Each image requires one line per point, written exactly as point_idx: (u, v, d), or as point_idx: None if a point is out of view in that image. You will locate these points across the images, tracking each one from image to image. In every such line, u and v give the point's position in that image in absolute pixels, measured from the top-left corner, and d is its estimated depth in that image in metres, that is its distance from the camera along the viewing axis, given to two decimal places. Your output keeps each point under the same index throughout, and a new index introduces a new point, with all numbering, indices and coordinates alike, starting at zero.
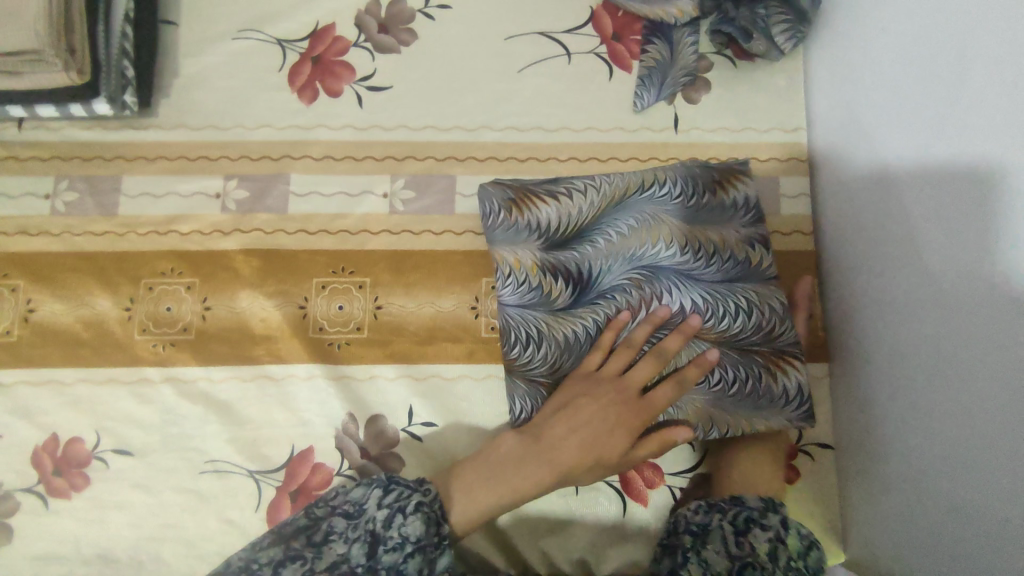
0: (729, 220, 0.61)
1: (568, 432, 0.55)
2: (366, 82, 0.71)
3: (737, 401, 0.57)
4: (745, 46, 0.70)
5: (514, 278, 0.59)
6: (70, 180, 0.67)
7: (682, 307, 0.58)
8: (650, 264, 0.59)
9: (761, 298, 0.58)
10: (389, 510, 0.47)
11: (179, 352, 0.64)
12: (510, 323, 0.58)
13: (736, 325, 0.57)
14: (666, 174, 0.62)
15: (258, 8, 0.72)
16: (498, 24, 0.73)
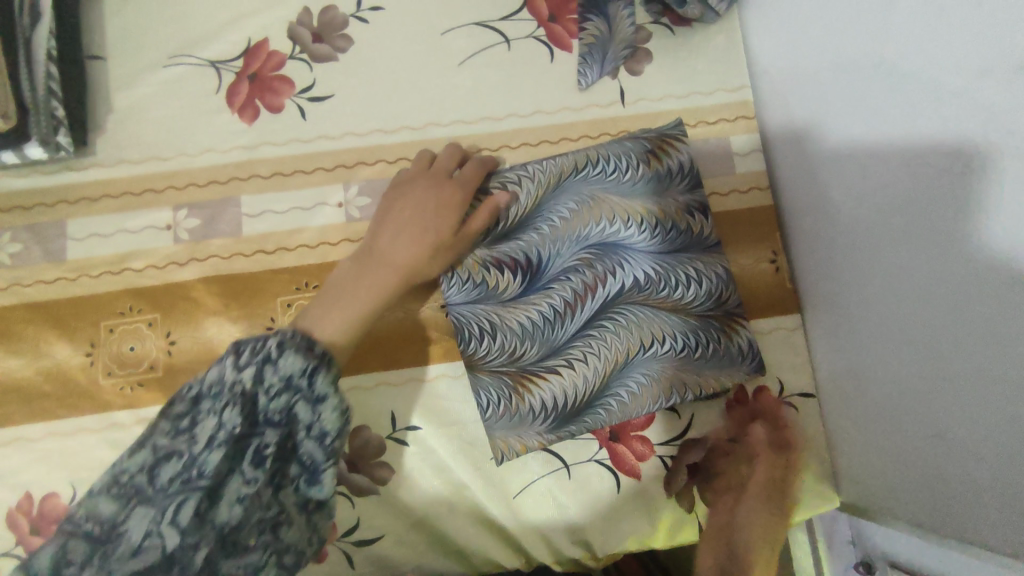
0: (671, 190, 0.62)
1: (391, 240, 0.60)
2: (306, 93, 0.69)
3: (703, 363, 0.60)
4: (680, 11, 0.69)
5: (458, 277, 0.60)
6: (13, 231, 0.65)
7: (632, 282, 0.60)
8: (597, 244, 0.61)
9: (706, 267, 0.61)
10: (256, 363, 0.46)
11: (149, 390, 0.62)
12: (460, 321, 0.59)
13: (689, 294, 0.60)
14: (598, 153, 0.62)
15: (186, 32, 0.70)
16: (433, 20, 0.72)
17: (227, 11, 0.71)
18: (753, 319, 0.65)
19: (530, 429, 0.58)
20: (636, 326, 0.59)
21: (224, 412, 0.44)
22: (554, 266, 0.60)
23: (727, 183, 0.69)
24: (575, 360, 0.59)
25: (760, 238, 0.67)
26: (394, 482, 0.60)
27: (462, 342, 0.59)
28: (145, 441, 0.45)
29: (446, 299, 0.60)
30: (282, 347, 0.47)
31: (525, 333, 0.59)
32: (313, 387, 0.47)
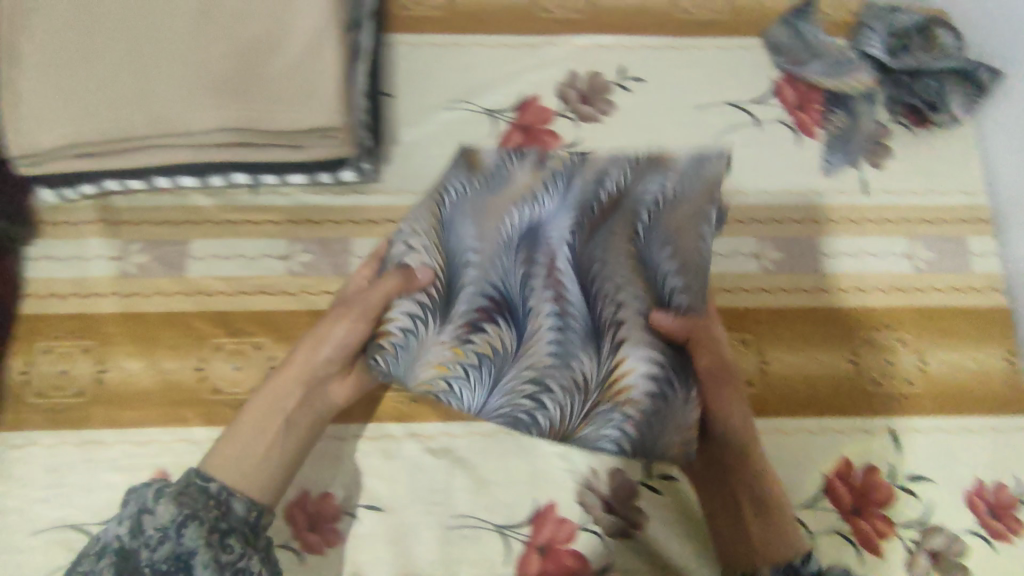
0: (510, 175, 0.61)
1: (306, 351, 0.60)
2: (572, 149, 0.75)
3: (673, 211, 0.57)
4: (931, 117, 0.77)
5: (463, 375, 0.55)
6: (303, 243, 0.71)
7: (564, 232, 0.58)
8: (456, 278, 0.57)
9: (605, 170, 0.59)
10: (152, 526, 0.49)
11: (421, 406, 0.68)
12: (510, 416, 0.55)
13: (611, 185, 0.59)
14: (450, 180, 0.61)
15: (466, 80, 0.77)
16: (689, 95, 0.77)
17: (504, 66, 0.77)
18: (995, 416, 0.68)
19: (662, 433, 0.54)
20: (603, 244, 0.58)
21: (159, 515, 0.49)
22: (471, 292, 0.57)
23: (964, 282, 0.72)
24: (615, 313, 0.56)
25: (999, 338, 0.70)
26: (645, 527, 0.64)
27: (521, 422, 0.54)
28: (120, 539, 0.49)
29: (473, 410, 0.55)
30: (173, 489, 0.51)
31: (564, 353, 0.55)
32: (184, 543, 0.49)
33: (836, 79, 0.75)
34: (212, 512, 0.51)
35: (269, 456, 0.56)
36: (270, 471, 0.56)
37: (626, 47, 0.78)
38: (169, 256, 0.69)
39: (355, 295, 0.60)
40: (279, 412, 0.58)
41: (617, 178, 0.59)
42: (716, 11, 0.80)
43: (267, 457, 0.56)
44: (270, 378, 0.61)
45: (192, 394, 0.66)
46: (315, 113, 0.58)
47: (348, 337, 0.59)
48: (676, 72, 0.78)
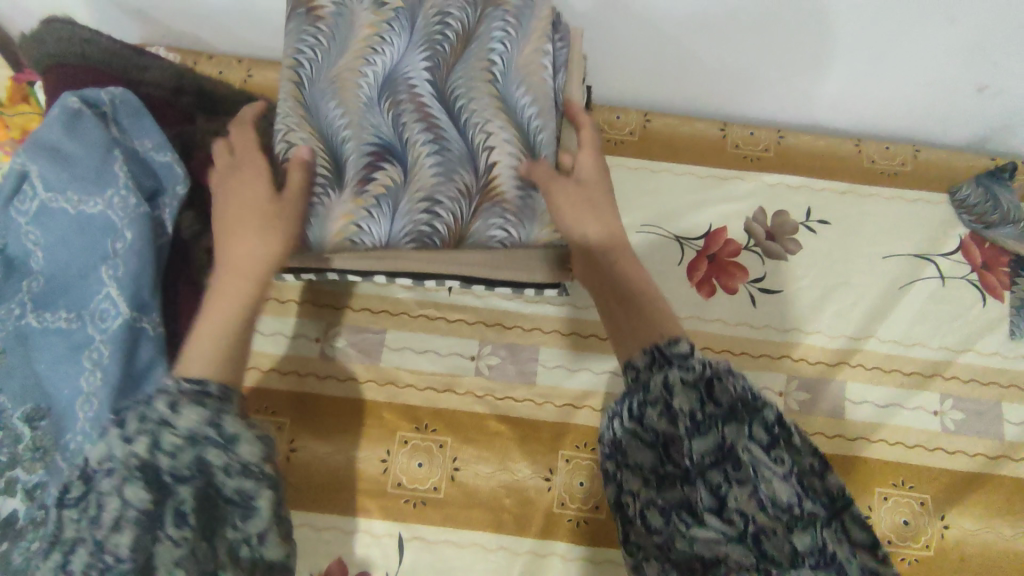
0: (351, 25, 0.64)
1: (229, 237, 0.57)
2: (758, 283, 0.76)
3: (459, 62, 0.63)
4: None
5: (379, 209, 0.59)
6: (493, 345, 0.73)
7: (422, 77, 0.63)
8: (340, 145, 0.62)
9: (428, 35, 0.63)
10: (153, 422, 0.44)
11: (593, 530, 0.66)
12: (414, 237, 0.60)
13: (444, 23, 0.63)
14: (296, 44, 0.64)
15: (656, 205, 0.80)
16: (873, 242, 0.79)
17: (694, 195, 0.80)
18: None
19: (528, 231, 0.61)
20: (437, 86, 0.62)
21: (94, 454, 0.43)
22: (360, 144, 0.61)
23: None
24: (487, 154, 0.61)
25: None
26: None
27: (426, 241, 0.60)
28: (88, 460, 0.44)
29: (380, 242, 0.60)
30: (186, 387, 0.46)
31: (445, 172, 0.59)
32: (221, 433, 0.45)
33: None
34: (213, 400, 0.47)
35: (233, 332, 0.53)
36: (223, 349, 0.51)
37: (812, 189, 0.81)
38: (367, 344, 0.72)
39: (239, 217, 0.57)
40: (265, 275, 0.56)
41: (506, 63, 0.63)
42: (903, 163, 0.83)
43: (232, 329, 0.53)
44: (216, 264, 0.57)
45: (375, 484, 0.67)
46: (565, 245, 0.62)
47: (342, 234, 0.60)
48: (861, 220, 0.80)
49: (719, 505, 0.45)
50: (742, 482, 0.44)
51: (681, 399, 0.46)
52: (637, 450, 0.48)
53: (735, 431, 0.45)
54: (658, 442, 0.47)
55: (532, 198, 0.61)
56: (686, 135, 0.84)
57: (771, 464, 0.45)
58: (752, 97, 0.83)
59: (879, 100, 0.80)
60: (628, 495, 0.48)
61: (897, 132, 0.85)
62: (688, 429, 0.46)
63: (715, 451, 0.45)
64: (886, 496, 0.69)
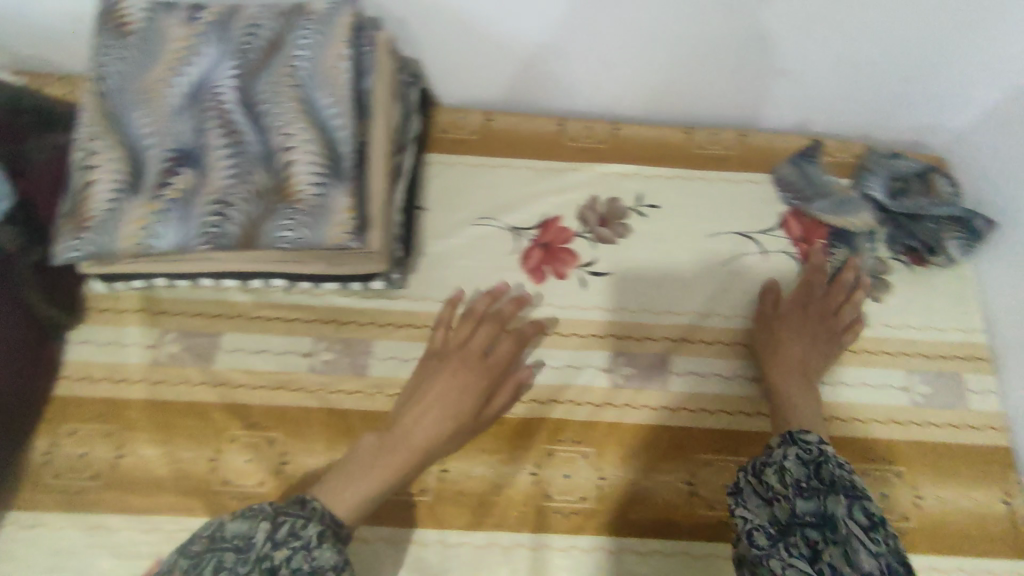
0: (161, 40, 0.66)
1: (421, 415, 0.68)
2: (588, 267, 0.79)
3: (265, 68, 0.65)
4: (929, 257, 0.81)
5: (172, 212, 0.59)
6: (327, 341, 0.74)
7: (228, 86, 0.64)
8: (142, 154, 0.62)
9: (236, 46, 0.65)
10: (298, 541, 0.57)
11: (420, 512, 0.69)
12: (202, 239, 0.57)
13: (251, 37, 0.66)
14: (103, 58, 0.65)
15: (492, 199, 0.83)
16: (699, 222, 0.83)
17: (530, 187, 0.83)
18: (982, 558, 0.70)
19: (324, 227, 0.59)
20: (242, 93, 0.64)
21: (242, 527, 0.57)
22: (161, 151, 0.62)
23: (961, 417, 0.75)
24: (286, 153, 0.61)
25: (998, 481, 0.73)
26: None
27: (218, 241, 0.57)
28: (223, 527, 0.57)
29: (172, 246, 0.58)
30: (304, 511, 0.60)
31: (240, 173, 0.59)
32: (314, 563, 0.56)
33: (839, 217, 0.81)
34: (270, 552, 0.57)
35: (377, 467, 0.65)
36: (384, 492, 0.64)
37: (643, 176, 0.85)
38: (201, 348, 0.74)
39: (439, 396, 0.69)
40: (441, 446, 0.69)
41: (310, 66, 0.64)
42: (729, 148, 0.87)
43: (352, 493, 0.63)
44: (388, 437, 0.67)
45: (203, 484, 0.68)
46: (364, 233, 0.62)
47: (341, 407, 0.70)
48: (689, 202, 0.84)
49: (814, 554, 0.57)
50: (834, 540, 0.56)
51: (794, 466, 0.61)
52: (758, 502, 0.63)
53: (836, 503, 0.58)
54: (773, 499, 0.62)
55: (331, 190, 0.60)
56: (525, 130, 0.87)
57: (868, 538, 0.55)
58: (585, 90, 0.87)
59: (697, 88, 0.86)
60: (742, 515, 0.62)
61: (725, 119, 0.90)
62: (795, 490, 0.60)
63: (817, 513, 0.58)
64: (706, 462, 0.72)
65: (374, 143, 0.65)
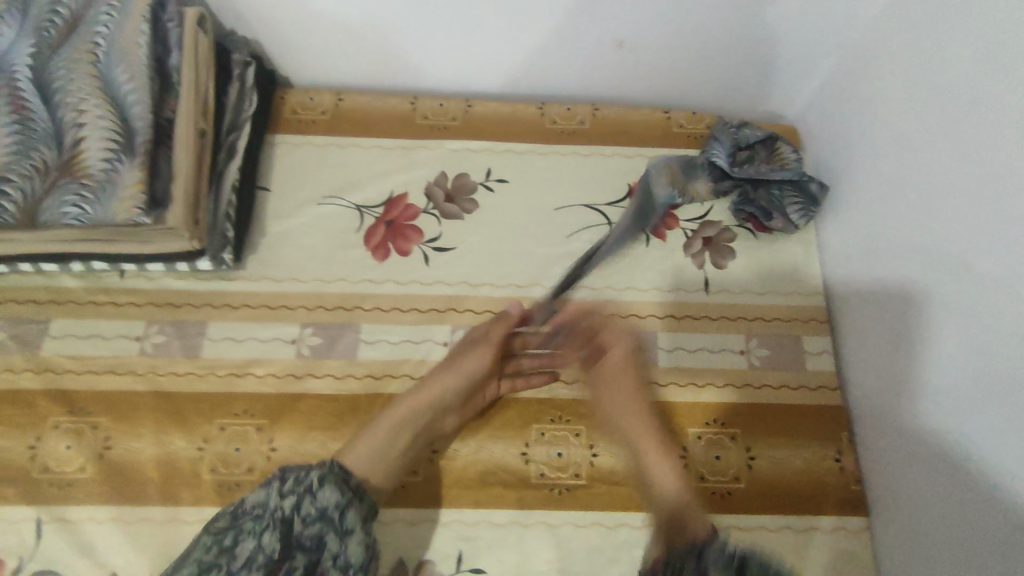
0: None
1: (437, 385, 0.69)
2: (432, 243, 0.79)
3: (62, 44, 0.63)
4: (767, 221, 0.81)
5: None
6: (160, 325, 0.74)
7: (21, 61, 0.61)
8: None
9: (34, 22, 0.63)
10: (302, 487, 0.59)
11: (243, 492, 0.67)
12: None
13: (50, 12, 0.63)
14: None
15: (338, 179, 0.82)
16: (547, 196, 0.83)
17: (377, 165, 0.83)
18: (811, 513, 0.71)
19: (110, 203, 0.59)
20: (36, 69, 0.62)
21: (326, 496, 0.59)
22: None
23: (798, 378, 0.76)
24: (75, 129, 0.60)
25: (830, 439, 0.74)
26: None
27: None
28: (244, 503, 0.59)
29: None
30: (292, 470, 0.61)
31: (22, 149, 0.59)
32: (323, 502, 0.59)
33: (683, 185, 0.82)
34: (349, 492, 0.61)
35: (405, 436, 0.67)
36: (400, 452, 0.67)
37: (493, 152, 0.85)
38: (28, 334, 0.72)
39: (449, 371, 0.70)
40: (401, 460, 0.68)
41: (109, 44, 0.64)
42: (581, 122, 0.88)
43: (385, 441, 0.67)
44: (417, 401, 0.69)
45: (21, 471, 0.66)
46: (164, 210, 0.61)
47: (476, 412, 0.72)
48: (538, 177, 0.84)
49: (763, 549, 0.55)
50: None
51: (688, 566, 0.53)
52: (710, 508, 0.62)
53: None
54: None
55: (120, 165, 0.60)
56: (376, 109, 0.87)
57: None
58: (437, 67, 0.87)
59: (545, 64, 0.87)
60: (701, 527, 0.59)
61: (580, 96, 0.91)
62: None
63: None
64: (542, 431, 0.72)
65: (178, 120, 0.65)
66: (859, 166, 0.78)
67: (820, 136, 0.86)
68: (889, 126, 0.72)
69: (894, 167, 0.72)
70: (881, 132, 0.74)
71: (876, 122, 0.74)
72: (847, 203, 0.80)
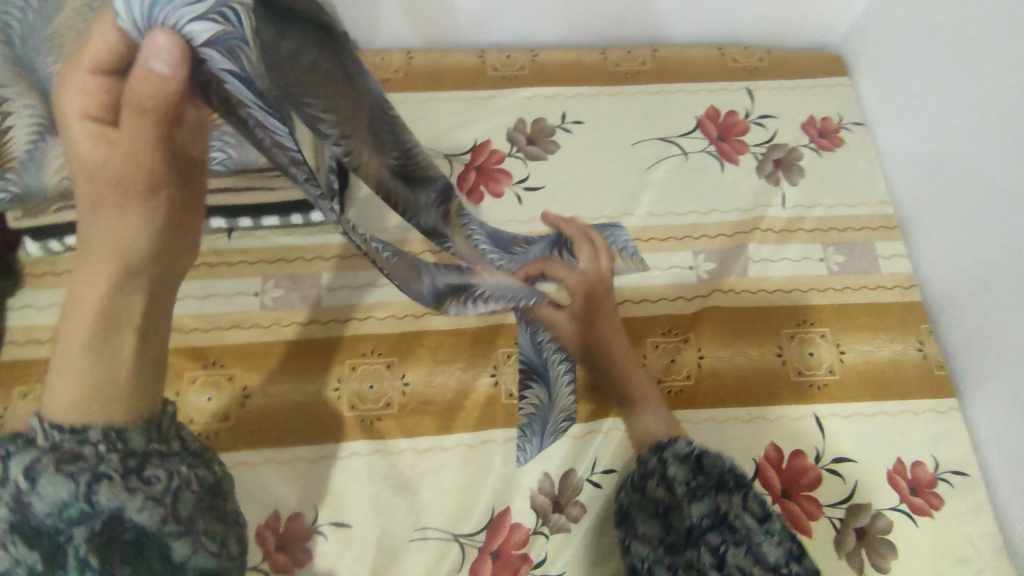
0: None
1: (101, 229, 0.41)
2: (523, 184, 0.83)
3: None
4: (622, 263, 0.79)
5: None
6: (276, 279, 0.76)
7: None
8: None
9: None
10: (5, 489, 0.40)
11: (385, 425, 0.71)
12: None
13: None
14: None
15: (423, 131, 0.85)
16: (623, 133, 0.87)
17: (458, 116, 0.86)
18: (909, 398, 0.76)
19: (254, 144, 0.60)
20: None
21: (51, 491, 0.40)
22: None
23: (876, 280, 0.82)
24: None
25: (916, 329, 0.79)
26: (591, 522, 0.68)
27: None
28: None
29: None
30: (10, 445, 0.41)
31: None
32: (97, 502, 0.42)
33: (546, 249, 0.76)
34: (93, 458, 0.42)
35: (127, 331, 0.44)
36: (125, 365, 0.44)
37: (566, 96, 0.89)
38: None
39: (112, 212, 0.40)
40: (188, 246, 0.48)
41: None
42: (643, 63, 0.92)
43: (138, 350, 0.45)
44: (99, 261, 0.41)
45: None
46: None
47: (164, 79, 0.35)
48: (611, 116, 0.88)
49: (719, 563, 0.51)
50: (738, 540, 0.51)
51: (676, 468, 0.56)
52: (646, 519, 0.58)
53: (727, 500, 0.53)
54: (662, 510, 0.57)
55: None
56: (447, 64, 0.89)
57: (764, 528, 0.52)
58: (501, 20, 0.91)
59: (605, 8, 0.90)
60: (632, 556, 0.57)
61: (637, 40, 0.95)
62: (684, 494, 0.54)
63: (711, 513, 0.53)
64: (655, 343, 0.76)
65: None
66: (918, 72, 0.85)
67: (870, 60, 0.92)
68: (951, 24, 0.79)
69: (956, 61, 0.79)
70: (939, 34, 0.81)
71: (937, 27, 0.81)
72: (912, 112, 0.86)
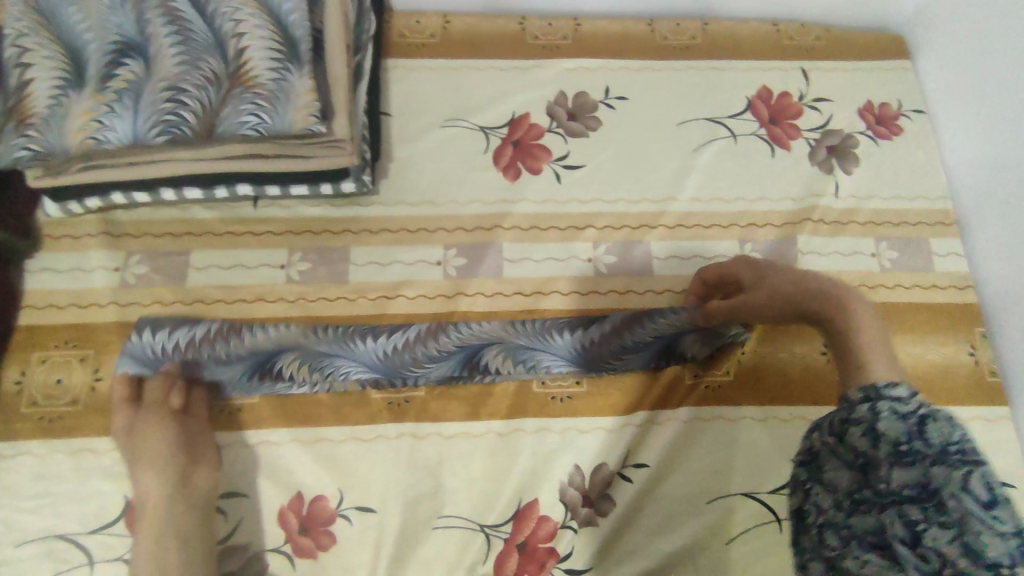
0: None
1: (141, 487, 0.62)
2: (562, 161, 0.79)
3: None
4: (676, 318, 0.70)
5: (120, 103, 0.56)
6: (302, 252, 0.73)
7: None
8: (80, 55, 0.58)
9: None
10: None
11: (413, 409, 0.68)
12: (157, 127, 0.56)
13: None
14: None
15: (459, 101, 0.81)
16: (668, 112, 0.83)
17: (495, 86, 0.82)
18: (957, 404, 0.73)
19: (288, 111, 0.58)
20: None
21: None
22: (98, 43, 0.58)
23: (928, 279, 0.78)
24: (238, 38, 0.58)
25: (965, 332, 0.76)
26: (622, 518, 0.65)
27: (175, 131, 0.56)
28: None
29: (120, 136, 0.56)
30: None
31: (190, 60, 0.58)
32: None
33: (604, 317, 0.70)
34: None
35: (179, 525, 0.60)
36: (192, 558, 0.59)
37: (610, 69, 0.84)
38: (171, 267, 0.71)
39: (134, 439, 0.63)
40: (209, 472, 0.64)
41: None
42: (693, 37, 0.86)
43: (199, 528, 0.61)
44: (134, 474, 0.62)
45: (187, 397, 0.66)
46: (335, 121, 0.62)
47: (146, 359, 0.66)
48: (657, 93, 0.83)
49: (914, 539, 0.42)
50: (946, 523, 0.41)
51: (886, 422, 0.46)
52: (836, 466, 0.49)
53: (947, 475, 0.43)
54: (857, 463, 0.47)
55: (290, 73, 0.59)
56: (485, 30, 0.84)
57: (989, 522, 0.40)
58: None
59: None
60: (812, 505, 0.49)
61: (688, 12, 0.89)
62: (890, 455, 0.45)
63: (914, 484, 0.43)
64: None
65: (330, 33, 0.63)
66: (989, 58, 0.79)
67: (936, 43, 0.87)
68: None
69: None
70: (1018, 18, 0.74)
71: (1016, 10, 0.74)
72: (979, 101, 0.80)
